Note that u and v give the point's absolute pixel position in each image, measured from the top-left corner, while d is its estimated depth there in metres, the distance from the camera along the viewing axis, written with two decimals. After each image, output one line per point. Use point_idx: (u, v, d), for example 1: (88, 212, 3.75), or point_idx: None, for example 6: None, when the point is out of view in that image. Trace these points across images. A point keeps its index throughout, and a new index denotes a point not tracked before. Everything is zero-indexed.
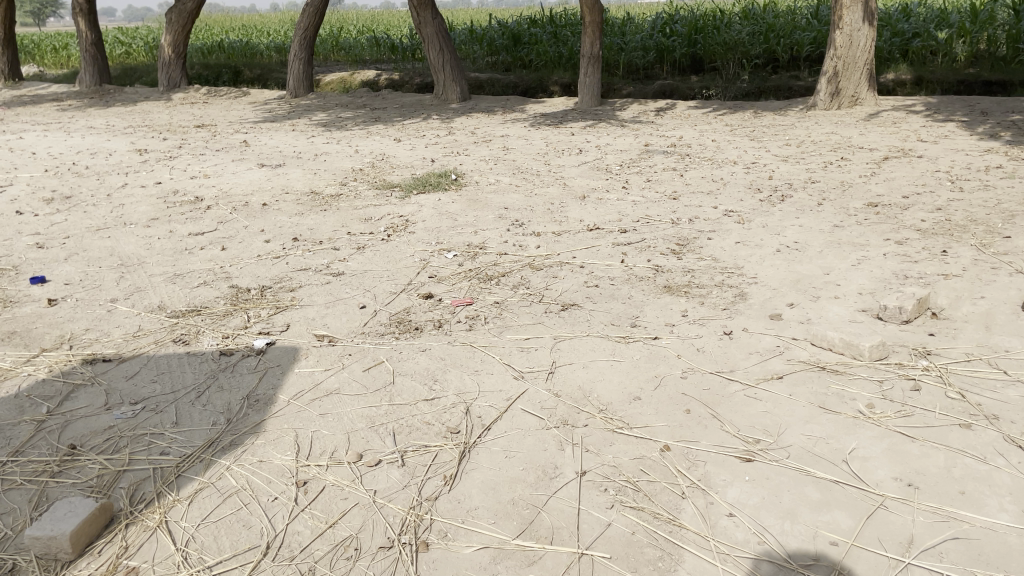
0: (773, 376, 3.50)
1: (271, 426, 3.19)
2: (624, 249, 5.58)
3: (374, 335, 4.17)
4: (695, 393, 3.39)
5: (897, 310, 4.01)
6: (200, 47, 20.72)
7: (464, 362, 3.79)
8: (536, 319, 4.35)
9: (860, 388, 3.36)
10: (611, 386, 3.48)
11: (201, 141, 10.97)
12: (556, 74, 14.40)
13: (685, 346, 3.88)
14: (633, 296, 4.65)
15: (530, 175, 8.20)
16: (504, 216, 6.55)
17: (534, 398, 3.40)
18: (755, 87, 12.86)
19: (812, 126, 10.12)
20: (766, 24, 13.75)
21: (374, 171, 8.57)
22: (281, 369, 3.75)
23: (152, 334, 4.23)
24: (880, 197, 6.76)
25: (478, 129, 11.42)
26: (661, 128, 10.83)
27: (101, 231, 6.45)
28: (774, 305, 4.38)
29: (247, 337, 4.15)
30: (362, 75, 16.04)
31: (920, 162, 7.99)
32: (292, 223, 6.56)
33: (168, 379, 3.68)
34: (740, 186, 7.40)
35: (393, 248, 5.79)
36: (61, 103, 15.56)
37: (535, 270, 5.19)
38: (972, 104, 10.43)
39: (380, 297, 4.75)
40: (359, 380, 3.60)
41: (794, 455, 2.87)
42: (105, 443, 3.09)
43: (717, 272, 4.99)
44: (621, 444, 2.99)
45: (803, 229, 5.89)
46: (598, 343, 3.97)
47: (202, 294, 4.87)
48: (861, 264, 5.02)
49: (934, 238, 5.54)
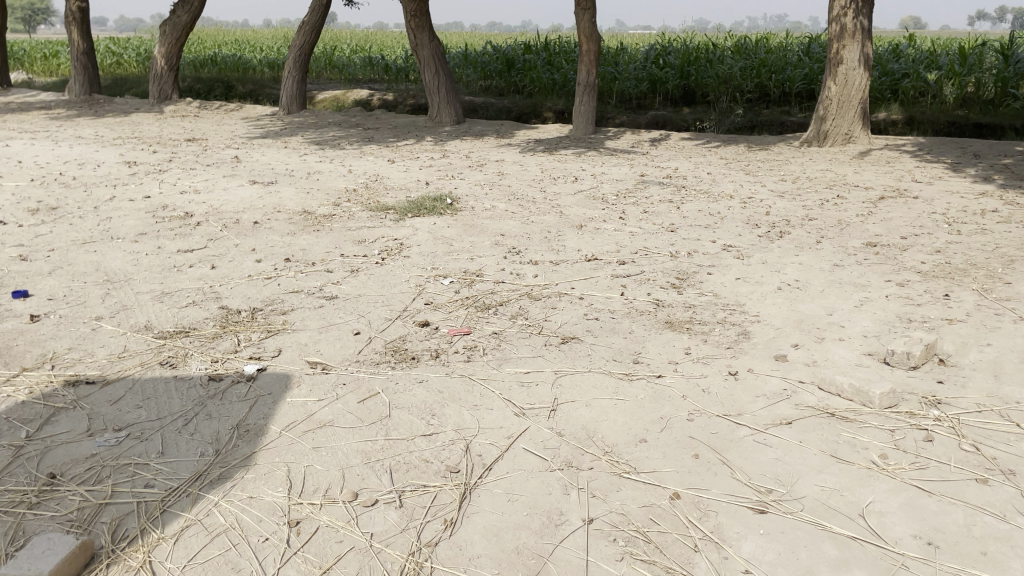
0: (782, 422, 3.40)
1: (261, 459, 3.04)
2: (623, 281, 5.50)
3: (369, 363, 4.04)
4: (702, 436, 3.29)
5: (904, 356, 3.94)
6: (193, 60, 20.63)
7: (463, 396, 3.67)
8: (536, 352, 4.23)
9: (872, 437, 3.27)
10: (616, 426, 3.38)
11: (192, 155, 10.84)
12: (550, 102, 14.43)
13: (689, 386, 3.78)
14: (634, 331, 4.55)
15: (526, 202, 8.13)
16: (500, 243, 6.46)
17: (535, 437, 3.28)
18: (748, 120, 12.90)
19: (806, 162, 10.14)
20: (758, 59, 13.85)
21: (367, 192, 8.47)
22: (273, 397, 3.61)
23: (138, 355, 4.08)
24: (878, 237, 6.74)
25: (472, 152, 11.38)
26: (655, 158, 10.83)
27: (87, 244, 6.30)
28: (778, 346, 4.30)
29: (237, 362, 4.01)
30: (355, 95, 15.99)
31: (915, 203, 8.00)
32: (285, 242, 6.44)
33: (154, 406, 3.52)
34: (737, 221, 7.36)
35: (387, 272, 5.67)
36: (49, 111, 15.40)
37: (533, 300, 5.08)
38: (963, 146, 10.50)
39: (375, 323, 4.63)
40: (354, 412, 3.47)
41: (808, 507, 2.78)
42: (86, 472, 2.94)
43: (719, 309, 4.92)
44: (628, 490, 2.88)
45: (803, 267, 5.84)
46: (600, 379, 3.86)
47: (190, 314, 4.72)
48: (863, 306, 4.96)
49: (935, 281, 5.50)
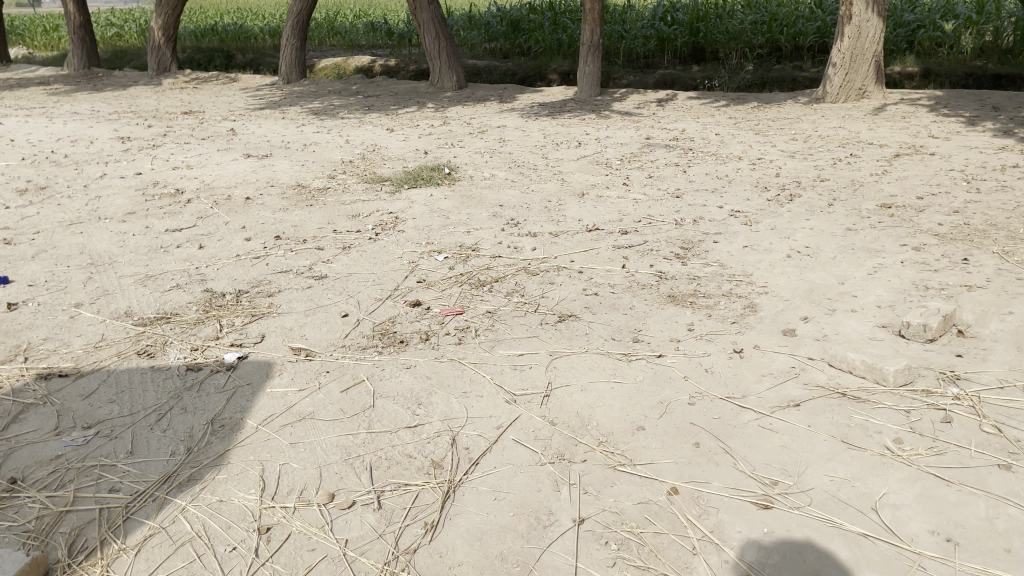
0: (790, 404, 3.19)
1: (234, 458, 2.87)
2: (625, 253, 5.27)
3: (355, 348, 3.85)
4: (704, 422, 3.08)
5: (921, 328, 3.70)
6: (193, 30, 20.28)
7: (451, 382, 3.48)
8: (531, 332, 4.03)
9: (886, 420, 3.06)
10: (612, 413, 3.18)
11: (187, 128, 10.61)
12: (555, 63, 14.05)
13: (691, 366, 3.57)
14: (635, 307, 4.34)
15: (527, 169, 7.87)
16: (498, 214, 6.23)
17: (526, 426, 3.09)
18: (758, 78, 12.51)
19: (818, 120, 9.79)
20: (769, 13, 13.41)
21: (364, 163, 8.25)
22: (252, 388, 3.43)
23: (115, 345, 3.90)
24: (893, 198, 6.45)
25: (474, 118, 11.09)
26: (662, 120, 10.50)
27: (74, 225, 6.12)
28: (787, 319, 4.07)
29: (218, 350, 3.83)
30: (357, 61, 15.64)
31: (932, 160, 7.68)
32: (276, 218, 6.23)
33: (127, 400, 3.36)
34: (746, 184, 7.08)
35: (380, 248, 5.46)
36: (47, 87, 15.18)
37: (530, 275, 4.87)
38: (982, 98, 10.11)
39: (364, 304, 4.43)
40: (336, 403, 3.29)
41: (817, 501, 2.59)
42: (49, 476, 2.79)
43: (724, 280, 4.69)
44: (623, 486, 2.70)
45: (814, 232, 5.58)
46: (597, 361, 3.66)
47: (173, 299, 4.54)
48: (878, 273, 4.71)
49: (953, 244, 5.23)
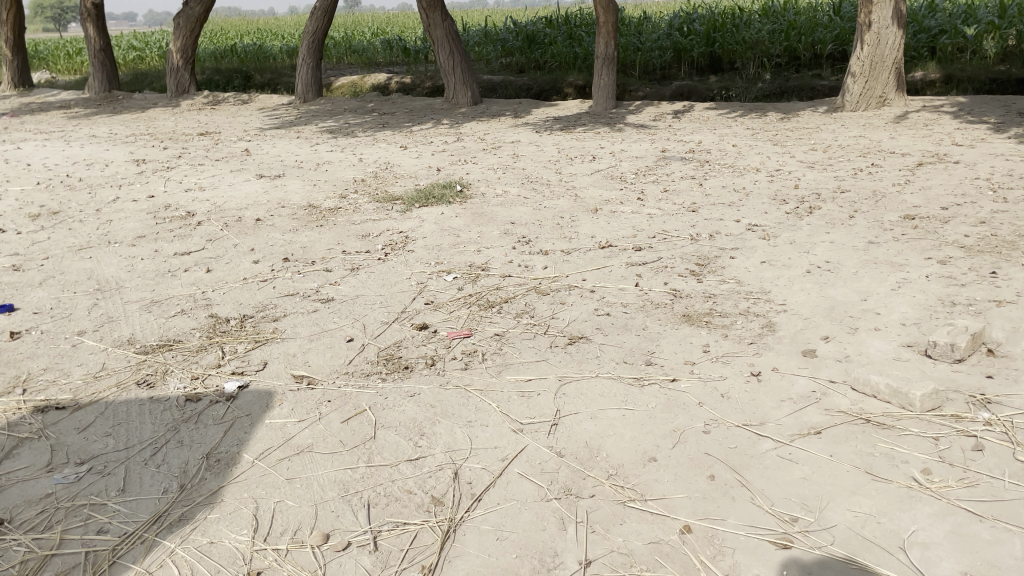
0: (810, 431, 3.03)
1: (228, 496, 2.77)
2: (638, 270, 5.13)
3: (358, 375, 3.74)
4: (720, 452, 2.93)
5: (948, 347, 3.52)
6: (212, 51, 20.45)
7: (455, 411, 3.35)
8: (539, 356, 3.89)
9: (913, 448, 2.89)
10: (622, 443, 3.03)
11: (202, 149, 10.62)
12: (570, 77, 13.97)
13: (707, 391, 3.42)
14: (648, 327, 4.19)
15: (540, 185, 7.76)
16: (509, 232, 6.12)
17: (533, 458, 2.96)
18: (776, 87, 12.31)
19: (839, 129, 9.60)
20: (787, 22, 13.27)
21: (376, 181, 8.18)
22: (251, 420, 3.33)
23: (116, 375, 3.83)
24: (917, 208, 6.27)
25: (488, 134, 11.01)
26: (679, 132, 10.36)
27: (83, 250, 6.09)
28: (807, 339, 3.91)
29: (219, 378, 3.74)
30: (373, 79, 15.65)
31: (957, 168, 7.48)
32: (285, 240, 6.16)
33: (123, 433, 3.27)
34: (764, 197, 6.92)
35: (388, 269, 5.36)
36: (68, 110, 15.33)
37: (541, 295, 4.75)
38: (1007, 104, 9.88)
39: (370, 328, 4.33)
40: (335, 434, 3.17)
41: (840, 540, 2.45)
42: (37, 517, 2.72)
43: (741, 298, 4.53)
44: (633, 524, 2.57)
45: (834, 246, 5.41)
46: (608, 386, 3.52)
47: (176, 325, 4.46)
48: (901, 289, 4.53)
49: (980, 256, 5.04)
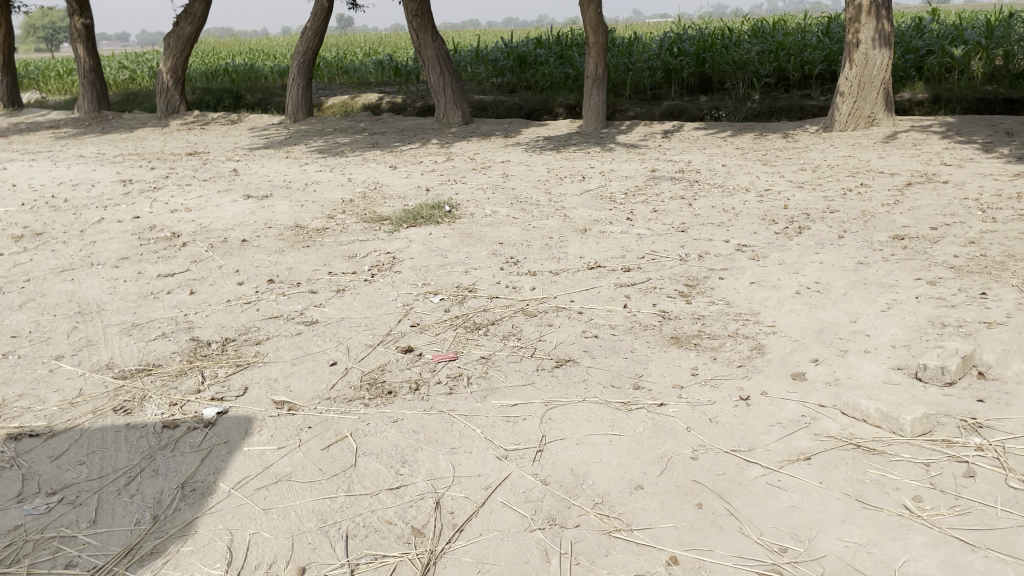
0: (800, 457, 2.98)
1: (202, 528, 2.72)
2: (627, 291, 5.09)
3: (341, 401, 3.66)
4: (708, 479, 2.87)
5: (938, 370, 3.48)
6: (203, 71, 20.43)
7: (439, 437, 3.28)
8: (526, 380, 3.83)
9: (904, 474, 2.84)
10: (609, 469, 2.97)
11: (190, 169, 10.56)
12: (561, 96, 14.00)
13: (695, 415, 3.36)
14: (636, 350, 4.14)
15: (530, 205, 7.73)
16: (498, 252, 6.08)
17: (517, 486, 2.89)
18: (765, 107, 12.36)
19: (827, 149, 9.62)
20: (776, 42, 13.36)
21: (365, 201, 8.14)
22: (228, 447, 3.26)
23: (92, 400, 3.74)
24: (906, 228, 6.26)
25: (478, 154, 11.00)
26: (668, 151, 10.36)
27: (65, 272, 6.01)
28: (796, 362, 3.86)
29: (198, 404, 3.67)
30: (364, 99, 15.64)
31: (945, 188, 7.48)
32: (271, 261, 6.10)
33: (97, 461, 3.21)
34: (753, 217, 6.90)
35: (375, 291, 5.30)
36: (56, 130, 15.25)
37: (528, 317, 4.69)
38: (995, 124, 9.93)
39: (354, 351, 4.26)
40: (315, 463, 3.11)
41: (830, 572, 2.39)
42: (5, 550, 2.67)
43: (730, 319, 4.49)
44: (618, 556, 2.50)
45: (823, 266, 5.38)
46: (595, 410, 3.45)
47: (157, 349, 4.39)
48: (891, 310, 4.50)
49: (970, 277, 5.02)
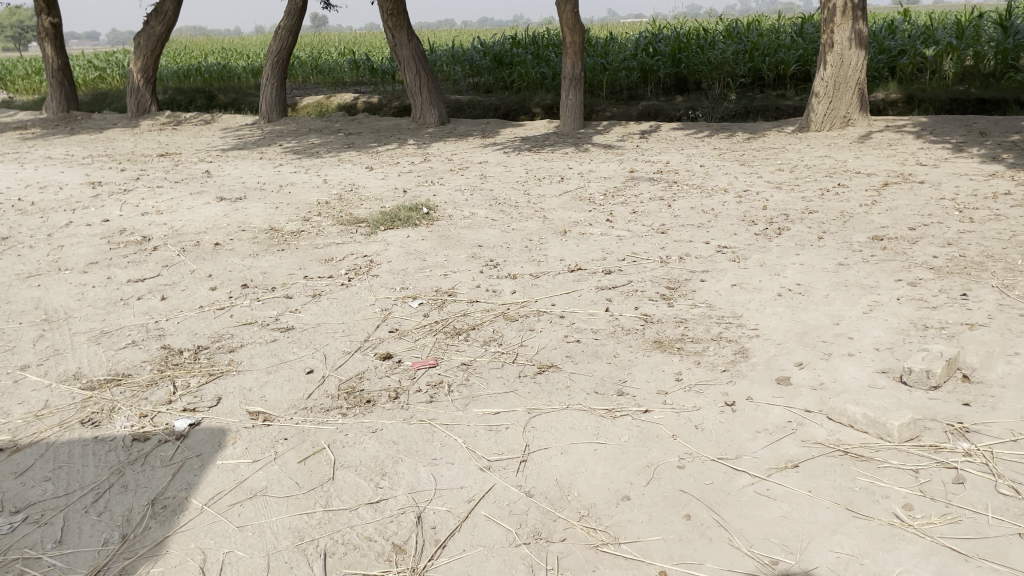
0: (788, 465, 2.93)
1: (173, 548, 2.62)
2: (609, 294, 5.03)
3: (318, 411, 3.56)
4: (695, 489, 2.81)
5: (924, 374, 3.46)
6: (175, 71, 20.12)
7: (419, 447, 3.19)
8: (508, 387, 3.75)
9: (894, 481, 2.80)
10: (594, 480, 2.90)
11: (161, 171, 10.36)
12: (538, 96, 13.93)
13: (680, 423, 3.30)
14: (619, 355, 4.08)
15: (508, 207, 7.65)
16: (477, 255, 5.99)
17: (500, 499, 2.82)
18: (741, 107, 12.38)
19: (804, 149, 9.65)
20: (751, 43, 13.39)
21: (341, 203, 8.02)
22: (201, 461, 3.16)
23: (59, 413, 3.61)
24: (885, 229, 6.27)
25: (455, 154, 10.90)
26: (646, 152, 10.34)
27: (31, 278, 5.84)
28: (781, 366, 3.82)
29: (169, 416, 3.55)
30: (339, 99, 15.48)
31: (922, 189, 7.52)
32: (245, 265, 5.96)
33: (64, 477, 3.09)
34: (733, 218, 6.87)
35: (352, 295, 5.20)
36: (24, 131, 14.93)
37: (509, 321, 4.62)
38: (968, 124, 10.01)
39: (331, 359, 4.16)
40: (291, 476, 3.01)
41: None
42: None
43: (713, 322, 4.45)
44: (607, 571, 2.44)
45: (804, 268, 5.36)
46: (579, 418, 3.38)
47: (127, 358, 4.26)
48: (873, 312, 4.48)
49: (950, 278, 5.02)
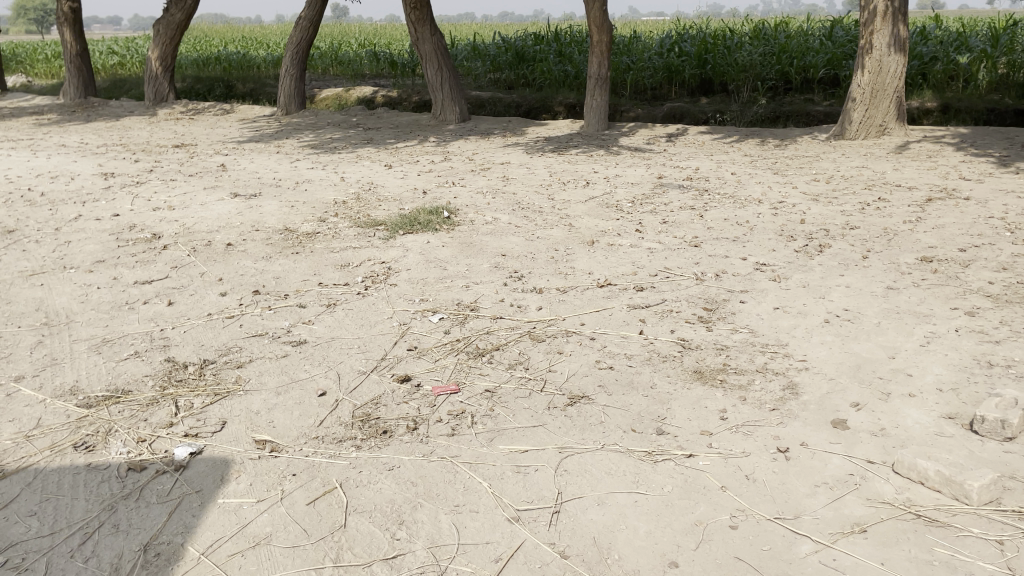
0: (854, 529, 2.63)
1: None
2: (641, 314, 4.71)
3: (329, 442, 3.27)
4: (751, 556, 2.53)
5: (998, 424, 3.12)
6: (194, 59, 19.86)
7: (439, 491, 2.89)
8: (536, 420, 3.44)
9: (977, 555, 2.51)
10: (637, 540, 2.61)
11: (176, 163, 10.11)
12: (561, 95, 13.57)
13: (729, 470, 2.99)
14: (657, 385, 3.75)
15: (533, 212, 7.34)
16: (500, 265, 5.68)
17: (531, 561, 2.54)
18: (772, 112, 11.97)
19: (839, 159, 9.26)
20: (778, 45, 12.97)
21: (359, 203, 7.74)
22: (201, 498, 2.88)
23: (51, 434, 3.34)
24: (933, 249, 5.90)
25: (476, 154, 10.58)
26: (674, 157, 9.98)
27: (35, 276, 5.58)
28: (836, 406, 3.49)
29: (168, 442, 3.27)
30: (359, 92, 15.17)
31: (968, 206, 7.14)
32: (257, 269, 5.69)
33: (51, 512, 2.81)
34: (769, 232, 6.53)
35: (368, 306, 4.90)
36: (40, 117, 14.72)
37: (536, 341, 4.31)
38: (1009, 136, 9.60)
39: (345, 379, 3.85)
40: (299, 522, 2.73)
41: None
42: None
43: (757, 351, 4.12)
44: None
45: (851, 291, 5.02)
46: (616, 462, 3.07)
47: (128, 371, 3.98)
48: (931, 345, 4.12)
49: (1010, 308, 4.67)
